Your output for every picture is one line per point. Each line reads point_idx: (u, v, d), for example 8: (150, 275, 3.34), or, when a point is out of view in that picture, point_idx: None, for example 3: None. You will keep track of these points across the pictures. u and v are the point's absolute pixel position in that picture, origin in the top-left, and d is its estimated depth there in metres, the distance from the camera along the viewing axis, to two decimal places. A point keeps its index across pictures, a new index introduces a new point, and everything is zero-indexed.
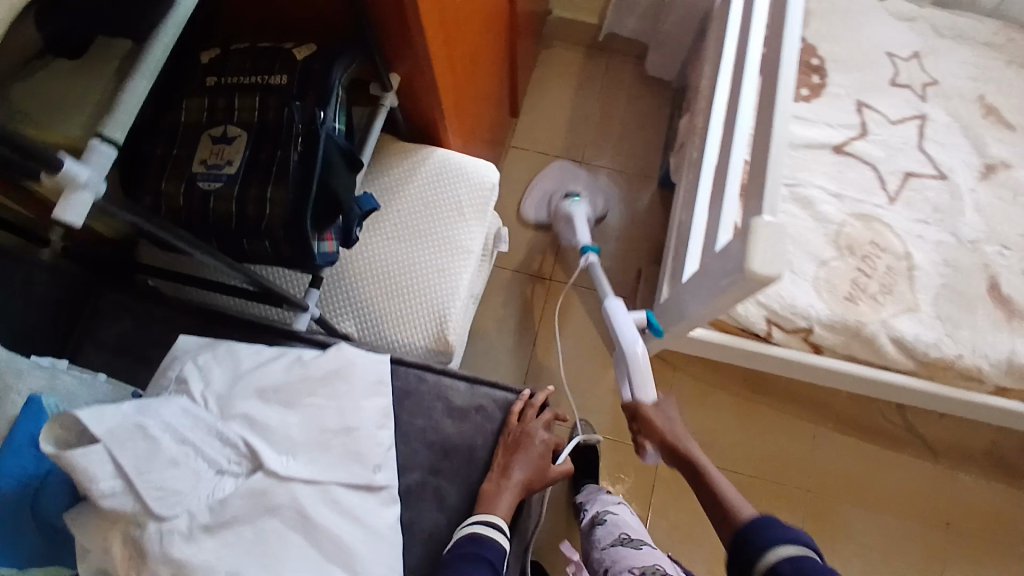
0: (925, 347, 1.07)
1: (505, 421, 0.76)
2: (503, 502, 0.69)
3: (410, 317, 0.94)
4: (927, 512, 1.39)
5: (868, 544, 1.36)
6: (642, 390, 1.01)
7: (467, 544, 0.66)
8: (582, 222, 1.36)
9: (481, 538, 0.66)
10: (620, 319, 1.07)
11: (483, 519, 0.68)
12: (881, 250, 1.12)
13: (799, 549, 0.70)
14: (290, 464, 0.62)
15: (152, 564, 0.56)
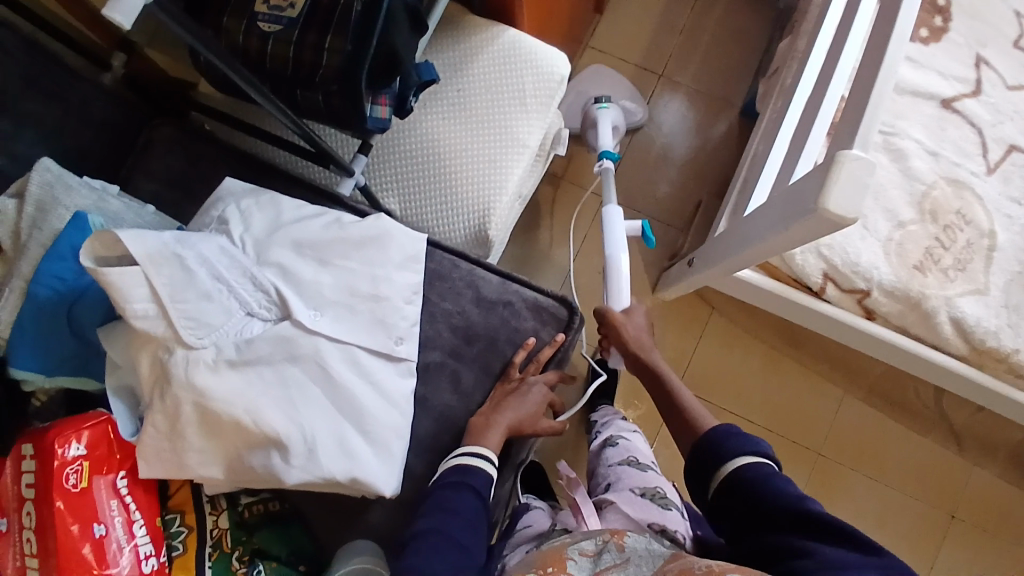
0: (984, 334, 0.99)
1: (508, 370, 0.73)
2: (492, 438, 0.68)
3: (453, 203, 0.90)
4: (934, 496, 1.36)
5: (863, 514, 1.36)
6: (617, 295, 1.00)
7: (454, 472, 0.66)
8: (608, 129, 1.23)
9: (472, 466, 0.66)
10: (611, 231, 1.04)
11: (471, 452, 0.67)
12: (965, 223, 1.01)
13: (756, 458, 0.66)
14: (317, 320, 0.63)
15: (175, 388, 0.58)
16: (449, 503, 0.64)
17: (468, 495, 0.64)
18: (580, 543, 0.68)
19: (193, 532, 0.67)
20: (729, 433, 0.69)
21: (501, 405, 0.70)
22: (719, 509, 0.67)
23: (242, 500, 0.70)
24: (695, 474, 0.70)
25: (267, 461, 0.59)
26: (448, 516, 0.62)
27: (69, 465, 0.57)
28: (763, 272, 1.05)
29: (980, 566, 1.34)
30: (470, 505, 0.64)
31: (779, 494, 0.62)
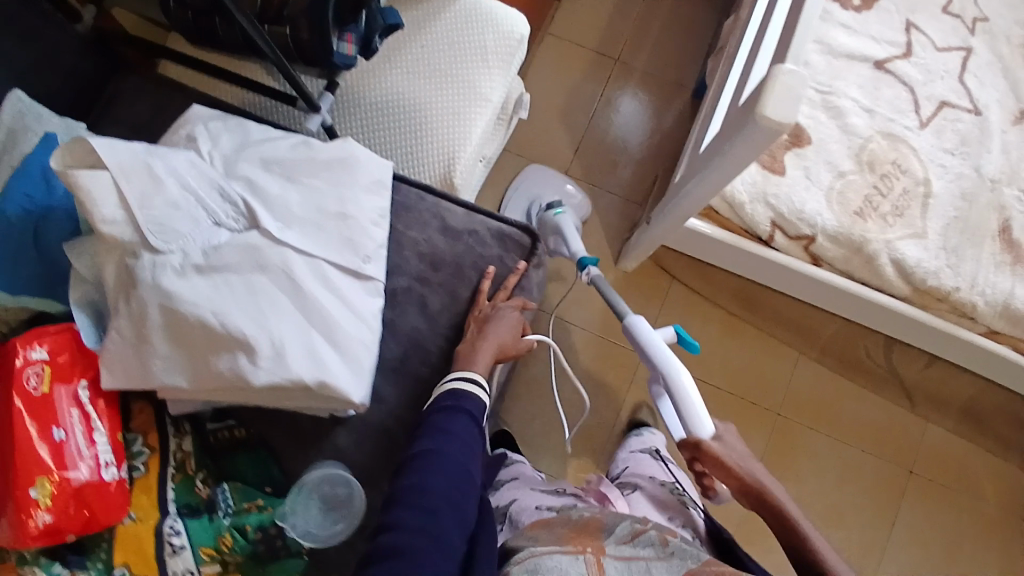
0: (924, 274, 1.05)
1: (476, 297, 0.76)
2: (481, 361, 0.69)
3: (420, 151, 0.92)
4: (892, 451, 1.42)
5: (823, 471, 1.41)
6: (696, 420, 0.83)
7: (447, 397, 0.66)
8: (570, 232, 1.22)
9: (465, 392, 0.66)
10: (649, 341, 0.93)
11: (465, 376, 0.67)
12: (901, 172, 1.08)
13: None
14: (284, 231, 0.65)
15: (142, 292, 0.60)
16: (443, 426, 0.63)
17: (462, 416, 0.64)
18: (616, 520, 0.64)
19: (155, 453, 0.67)
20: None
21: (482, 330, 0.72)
22: None
23: (208, 425, 0.71)
24: None
25: (234, 363, 0.60)
26: (446, 437, 0.62)
27: (29, 367, 0.58)
28: (714, 225, 1.09)
29: (938, 519, 1.39)
30: (465, 427, 0.64)
31: None
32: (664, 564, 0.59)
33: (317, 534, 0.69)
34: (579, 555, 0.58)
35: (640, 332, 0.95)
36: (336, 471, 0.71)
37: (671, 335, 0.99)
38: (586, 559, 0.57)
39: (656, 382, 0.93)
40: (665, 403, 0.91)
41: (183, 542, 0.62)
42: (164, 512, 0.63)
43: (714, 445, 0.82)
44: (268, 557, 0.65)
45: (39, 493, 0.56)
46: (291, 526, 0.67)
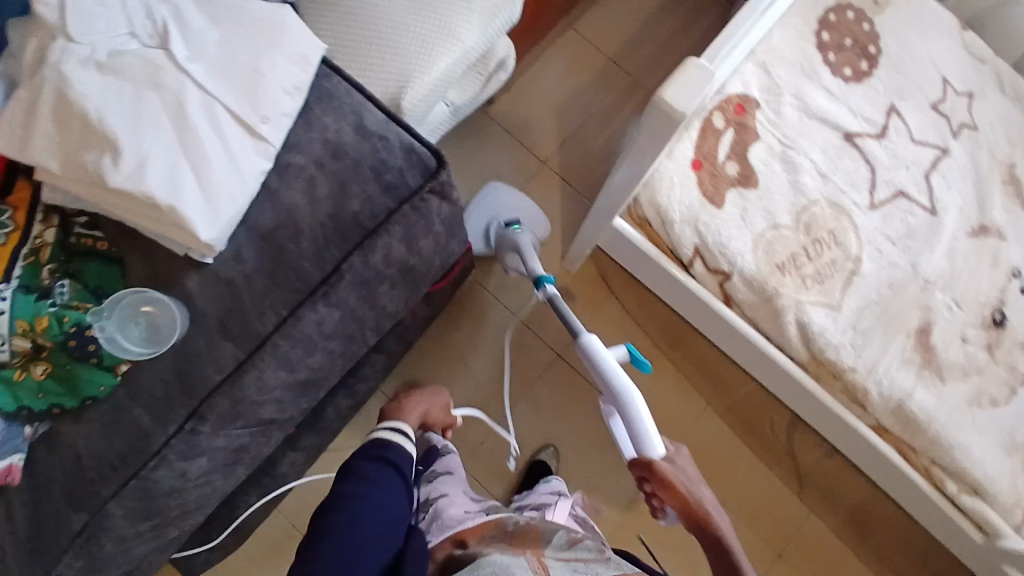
0: (825, 344, 1.06)
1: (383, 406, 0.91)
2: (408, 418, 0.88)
3: (379, 67, 0.97)
4: (763, 530, 1.39)
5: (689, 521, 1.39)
6: (647, 441, 0.81)
7: (376, 448, 0.77)
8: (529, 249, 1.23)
9: (392, 443, 0.77)
10: (602, 360, 0.88)
11: (389, 428, 0.80)
12: (835, 243, 1.10)
13: None
14: (190, 63, 0.70)
15: (45, 70, 0.65)
16: (370, 472, 0.73)
17: (389, 469, 0.75)
18: (551, 535, 0.75)
19: (18, 231, 0.71)
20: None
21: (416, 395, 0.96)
22: None
23: (75, 228, 0.73)
24: None
25: (98, 159, 0.64)
26: (372, 486, 0.72)
27: None
28: (644, 236, 1.12)
29: None
30: (389, 477, 0.74)
31: None
32: (602, 565, 0.70)
33: (123, 346, 0.70)
34: (517, 555, 0.68)
35: (593, 349, 0.89)
36: (172, 303, 0.73)
37: (623, 353, 0.95)
38: (527, 558, 0.68)
39: (607, 400, 0.90)
40: (615, 423, 0.89)
41: (5, 309, 0.67)
42: (2, 280, 0.68)
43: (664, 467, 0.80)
44: (76, 356, 0.69)
45: None
46: (99, 324, 0.70)
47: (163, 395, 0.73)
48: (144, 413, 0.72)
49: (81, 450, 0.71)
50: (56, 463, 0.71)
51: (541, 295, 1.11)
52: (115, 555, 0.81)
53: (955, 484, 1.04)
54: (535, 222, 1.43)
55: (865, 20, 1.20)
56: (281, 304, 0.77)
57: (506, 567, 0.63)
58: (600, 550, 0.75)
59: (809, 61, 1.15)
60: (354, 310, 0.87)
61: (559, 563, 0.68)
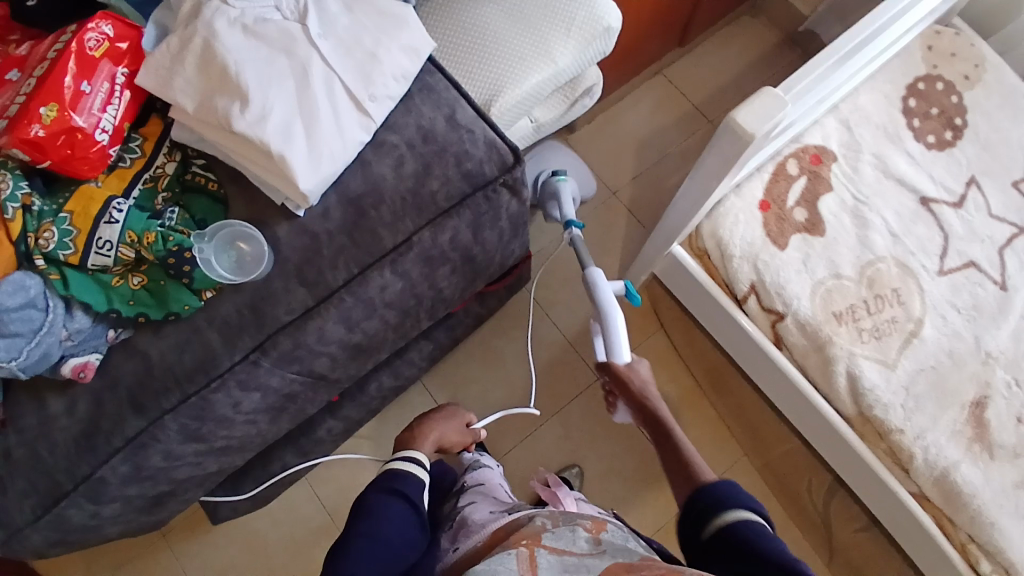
0: (874, 401, 1.03)
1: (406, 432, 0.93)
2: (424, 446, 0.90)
3: (478, 73, 1.06)
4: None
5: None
6: (615, 349, 0.98)
7: (387, 479, 0.78)
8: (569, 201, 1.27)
9: (401, 474, 0.79)
10: (602, 286, 1.04)
11: (405, 457, 0.81)
12: (898, 302, 1.08)
13: (750, 516, 0.66)
14: (319, 38, 0.79)
15: (199, 25, 0.75)
16: (379, 506, 0.74)
17: (400, 500, 0.76)
18: (557, 527, 0.70)
19: (143, 158, 0.80)
20: (725, 488, 0.70)
21: (429, 421, 0.96)
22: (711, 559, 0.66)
23: (193, 167, 0.82)
24: (690, 522, 0.70)
25: (229, 106, 0.73)
26: (378, 517, 0.73)
27: (93, 32, 0.73)
28: (702, 267, 1.13)
29: None
30: (398, 508, 0.75)
31: (771, 549, 0.62)
32: (596, 560, 0.64)
33: (211, 265, 0.77)
34: (506, 555, 0.64)
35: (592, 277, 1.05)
36: (263, 242, 0.80)
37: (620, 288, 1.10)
38: (518, 554, 0.64)
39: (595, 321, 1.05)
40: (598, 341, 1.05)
41: (119, 220, 0.74)
42: (122, 195, 0.77)
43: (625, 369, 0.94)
44: (171, 273, 0.75)
45: (45, 113, 0.70)
46: (200, 245, 0.77)
47: (236, 322, 0.80)
48: (217, 335, 0.80)
49: (154, 359, 0.78)
50: (129, 368, 0.78)
51: (568, 236, 1.19)
52: (161, 469, 0.87)
53: (991, 565, 0.98)
54: (583, 178, 1.51)
55: (956, 91, 1.19)
56: (353, 263, 0.84)
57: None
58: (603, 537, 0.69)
59: (892, 124, 1.16)
60: (416, 284, 0.93)
61: (550, 559, 0.63)
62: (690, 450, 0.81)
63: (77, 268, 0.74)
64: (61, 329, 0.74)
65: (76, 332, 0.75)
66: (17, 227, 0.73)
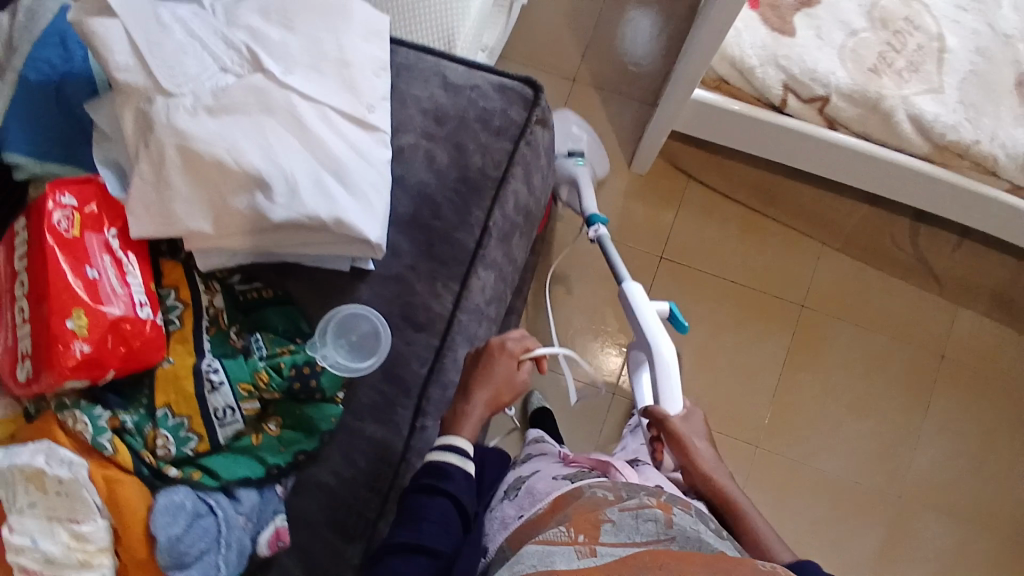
0: (943, 129, 1.03)
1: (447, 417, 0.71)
2: (468, 429, 0.69)
3: (418, 27, 0.94)
4: (908, 364, 1.41)
5: (839, 380, 1.40)
6: (668, 399, 0.80)
7: (428, 471, 0.66)
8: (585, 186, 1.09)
9: (439, 461, 0.67)
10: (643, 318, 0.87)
11: (449, 448, 0.67)
12: (914, 29, 1.07)
13: None
14: (288, 77, 0.65)
15: (157, 133, 0.61)
16: (419, 507, 0.63)
17: (444, 497, 0.64)
18: (616, 510, 0.58)
19: (188, 308, 0.69)
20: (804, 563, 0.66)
21: (471, 380, 0.72)
22: None
23: (237, 287, 0.72)
24: None
25: (252, 201, 0.62)
26: (418, 521, 0.63)
27: (58, 211, 0.60)
28: (724, 96, 1.08)
29: (966, 415, 1.39)
30: (442, 510, 0.64)
31: None
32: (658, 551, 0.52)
33: (357, 368, 0.72)
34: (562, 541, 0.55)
35: (633, 297, 0.90)
36: (370, 314, 0.73)
37: (664, 310, 0.92)
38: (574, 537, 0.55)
39: (636, 349, 0.88)
40: (638, 371, 0.87)
41: (222, 378, 0.65)
42: (199, 355, 0.67)
43: (678, 426, 0.76)
44: (301, 397, 0.68)
45: (76, 325, 0.58)
46: (326, 359, 0.71)
47: (384, 403, 0.73)
48: (375, 427, 0.73)
49: (334, 484, 0.72)
50: (314, 506, 0.72)
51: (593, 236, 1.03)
52: None
53: None
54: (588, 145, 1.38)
55: None
56: (451, 281, 0.75)
57: (545, 559, 0.53)
58: (669, 519, 0.56)
59: None
60: (504, 269, 0.84)
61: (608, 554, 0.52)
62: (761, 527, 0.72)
63: (211, 452, 0.66)
64: (237, 516, 0.66)
65: (251, 511, 0.67)
66: (126, 456, 0.63)
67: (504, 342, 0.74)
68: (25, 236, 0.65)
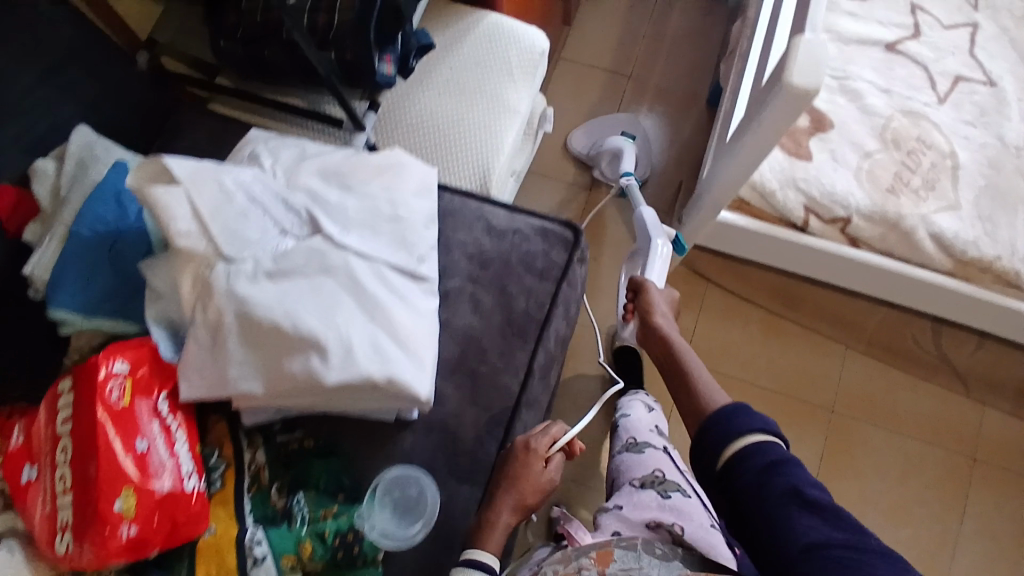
0: (964, 245, 1.05)
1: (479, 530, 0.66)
2: (495, 540, 0.65)
3: (456, 166, 0.98)
4: (943, 462, 1.38)
5: (878, 484, 1.36)
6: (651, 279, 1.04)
7: None
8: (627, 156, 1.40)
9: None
10: (651, 227, 1.12)
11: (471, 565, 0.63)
12: (927, 147, 1.10)
13: (767, 438, 0.63)
14: (345, 236, 0.67)
15: (217, 299, 0.61)
16: None
17: None
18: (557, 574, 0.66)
19: (230, 467, 0.66)
20: (734, 414, 0.66)
21: (498, 488, 0.68)
22: (725, 494, 0.63)
23: (278, 436, 0.71)
24: (699, 455, 0.67)
25: (307, 363, 0.61)
26: None
27: (111, 378, 0.58)
28: (746, 215, 1.11)
29: (1011, 511, 1.34)
30: None
31: (784, 478, 0.60)
32: None
33: (403, 534, 0.68)
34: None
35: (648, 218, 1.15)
36: (421, 476, 0.70)
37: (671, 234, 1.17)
38: None
39: (636, 255, 1.15)
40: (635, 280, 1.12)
41: (266, 551, 0.62)
42: (240, 523, 0.62)
43: (651, 292, 0.95)
44: (344, 567, 0.64)
45: (123, 505, 0.55)
46: (371, 528, 0.66)
47: (427, 561, 0.69)
48: None
49: None
50: None
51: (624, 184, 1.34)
52: None
53: None
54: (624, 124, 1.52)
55: None
56: (495, 426, 0.73)
57: None
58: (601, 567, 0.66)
59: None
60: (544, 404, 0.81)
61: None
62: (705, 378, 0.78)
63: None
64: None
65: None
66: None
67: (528, 440, 0.70)
68: (68, 397, 0.60)
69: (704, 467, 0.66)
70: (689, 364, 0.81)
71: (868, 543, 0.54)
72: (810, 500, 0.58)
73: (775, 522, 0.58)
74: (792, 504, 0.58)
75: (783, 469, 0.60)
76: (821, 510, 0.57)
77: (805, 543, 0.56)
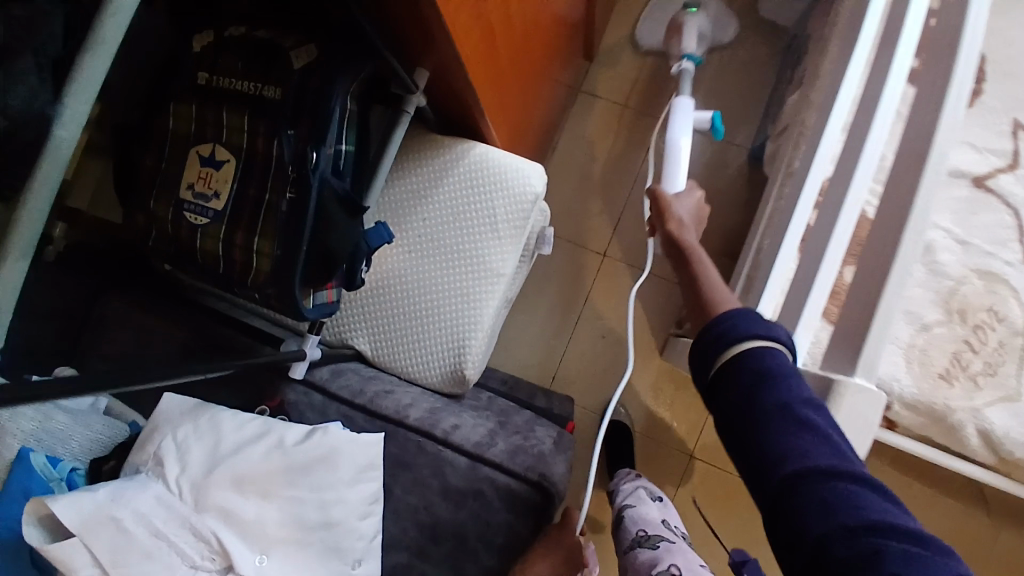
0: (1013, 446, 0.91)
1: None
2: None
3: (425, 343, 0.86)
4: None
5: None
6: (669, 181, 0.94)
7: None
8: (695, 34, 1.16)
9: None
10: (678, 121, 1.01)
11: None
12: (999, 321, 0.90)
13: (770, 345, 0.56)
14: (264, 565, 0.59)
15: None
16: None
17: None
18: None
19: None
20: (736, 318, 0.58)
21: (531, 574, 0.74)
22: (714, 397, 0.57)
23: None
24: (694, 359, 0.60)
25: None
26: None
27: None
28: None
29: None
30: None
31: (779, 393, 0.53)
32: None
33: None
34: None
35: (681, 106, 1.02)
36: None
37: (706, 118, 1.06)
38: None
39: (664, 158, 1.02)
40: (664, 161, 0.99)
41: None
42: None
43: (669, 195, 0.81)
44: None
45: None
46: None
47: None
48: None
49: None
50: None
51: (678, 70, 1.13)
52: None
53: None
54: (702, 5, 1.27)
55: None
56: None
57: None
58: None
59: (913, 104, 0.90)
60: None
61: None
62: (715, 281, 0.67)
63: None
64: None
65: None
66: None
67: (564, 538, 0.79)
68: None
69: (701, 372, 0.59)
70: (700, 265, 0.69)
71: (867, 481, 0.48)
72: (806, 420, 0.51)
73: (761, 435, 0.52)
74: (783, 423, 0.51)
75: (777, 383, 0.53)
76: (813, 427, 0.51)
77: (794, 469, 0.49)
